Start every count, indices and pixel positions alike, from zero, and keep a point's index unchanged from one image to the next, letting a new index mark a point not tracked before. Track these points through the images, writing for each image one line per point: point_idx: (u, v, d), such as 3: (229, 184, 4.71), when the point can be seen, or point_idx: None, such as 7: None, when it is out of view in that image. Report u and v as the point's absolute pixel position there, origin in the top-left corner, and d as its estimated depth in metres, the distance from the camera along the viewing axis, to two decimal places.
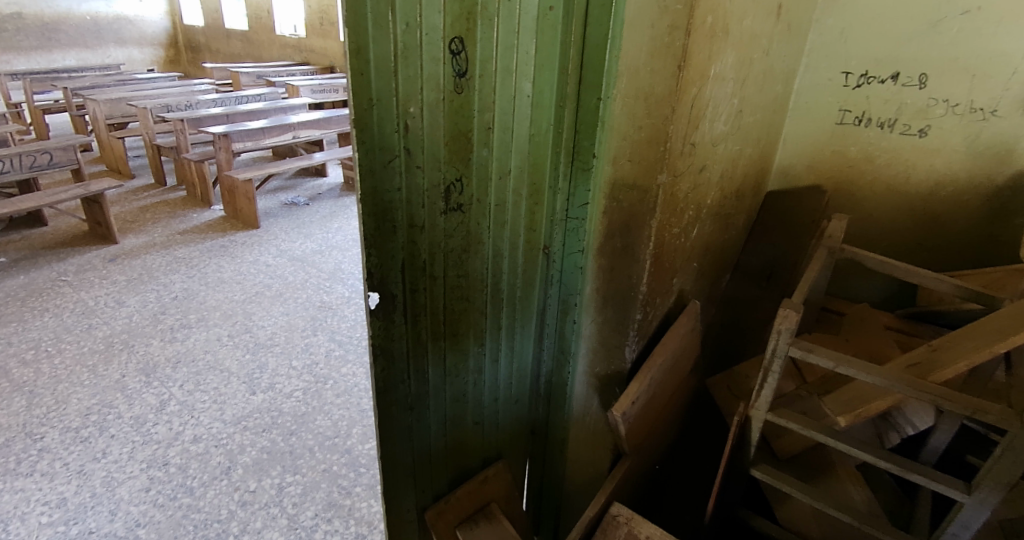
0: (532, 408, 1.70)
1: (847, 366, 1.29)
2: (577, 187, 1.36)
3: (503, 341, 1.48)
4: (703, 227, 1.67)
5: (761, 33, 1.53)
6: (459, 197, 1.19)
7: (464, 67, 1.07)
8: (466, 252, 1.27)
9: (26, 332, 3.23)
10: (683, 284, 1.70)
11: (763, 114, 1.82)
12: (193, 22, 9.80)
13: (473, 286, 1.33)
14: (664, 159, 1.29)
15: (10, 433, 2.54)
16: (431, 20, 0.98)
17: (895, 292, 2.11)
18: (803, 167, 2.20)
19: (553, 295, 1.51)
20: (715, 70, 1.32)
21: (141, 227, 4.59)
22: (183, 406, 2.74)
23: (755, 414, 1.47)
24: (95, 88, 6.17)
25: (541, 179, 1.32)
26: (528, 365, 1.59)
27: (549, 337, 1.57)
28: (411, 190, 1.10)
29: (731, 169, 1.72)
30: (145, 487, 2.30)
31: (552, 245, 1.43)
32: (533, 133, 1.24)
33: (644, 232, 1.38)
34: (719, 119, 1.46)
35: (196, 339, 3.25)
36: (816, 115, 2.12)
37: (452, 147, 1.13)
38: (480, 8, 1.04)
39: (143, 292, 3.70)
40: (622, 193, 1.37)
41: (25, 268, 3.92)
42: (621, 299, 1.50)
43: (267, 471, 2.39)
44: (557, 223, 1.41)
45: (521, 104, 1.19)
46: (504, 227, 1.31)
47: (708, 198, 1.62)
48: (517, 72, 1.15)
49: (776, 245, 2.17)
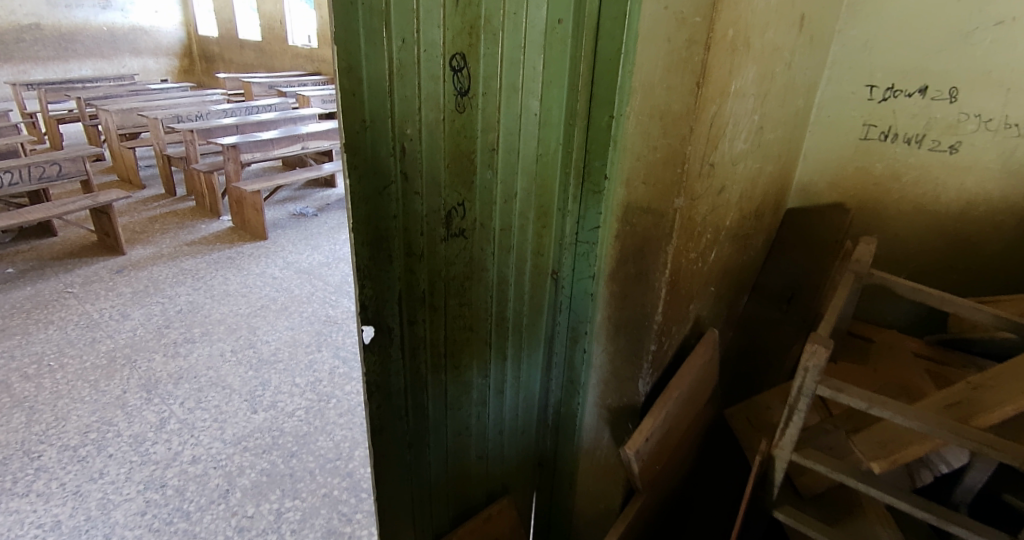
0: (539, 437, 1.61)
1: (882, 408, 1.19)
2: (589, 210, 1.28)
3: (509, 371, 1.40)
4: (722, 249, 1.58)
5: (783, 46, 1.45)
6: (462, 221, 1.12)
7: (466, 84, 0.99)
8: (469, 279, 1.19)
9: (29, 345, 3.20)
10: (700, 311, 1.60)
11: (784, 130, 1.73)
12: (208, 33, 9.88)
13: (477, 316, 1.25)
14: (682, 181, 1.17)
15: (8, 451, 2.49)
16: (430, 36, 0.91)
17: (923, 317, 1.99)
18: (825, 185, 2.10)
19: (562, 322, 1.44)
20: (736, 86, 1.23)
21: (149, 238, 4.57)
22: (184, 424, 2.68)
23: (780, 454, 1.38)
24: (108, 99, 6.21)
25: (550, 201, 1.24)
26: (536, 394, 1.51)
27: (558, 367, 1.50)
28: (409, 215, 1.02)
29: (750, 190, 1.63)
30: (141, 510, 2.23)
31: (560, 270, 1.36)
32: (540, 153, 1.17)
33: (660, 257, 1.26)
34: (739, 137, 1.37)
35: (199, 354, 3.19)
36: (838, 130, 2.03)
37: (454, 169, 1.05)
38: (484, 22, 0.97)
39: (149, 305, 3.66)
40: (635, 216, 1.27)
41: (32, 279, 3.91)
42: (636, 330, 1.38)
43: (266, 495, 2.32)
44: (566, 247, 1.33)
45: (529, 124, 1.11)
46: (509, 253, 1.23)
47: (727, 220, 1.53)
48: (523, 90, 1.07)
49: (797, 263, 2.06)
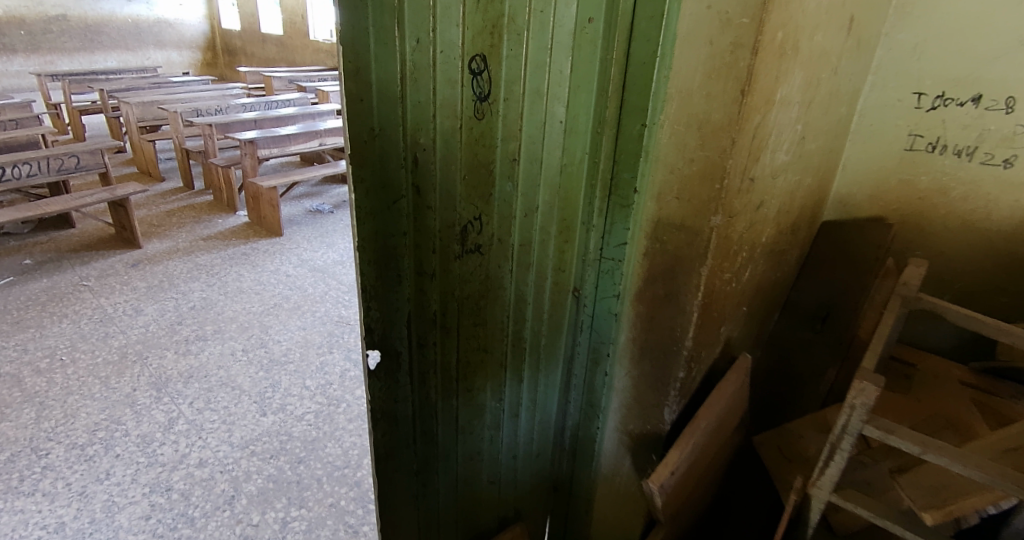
0: (555, 460, 1.50)
1: (936, 454, 1.09)
2: (615, 225, 1.17)
3: (525, 392, 1.30)
4: (756, 267, 1.47)
5: (832, 50, 1.34)
6: (478, 237, 1.03)
7: (486, 89, 0.90)
8: (484, 297, 1.10)
9: (43, 338, 3.19)
10: (730, 333, 1.50)
11: (826, 140, 1.62)
12: (231, 26, 9.90)
13: (492, 336, 1.16)
14: (721, 198, 1.09)
15: (16, 448, 2.46)
16: (447, 35, 0.82)
17: (967, 341, 1.86)
18: (864, 197, 1.97)
19: (581, 343, 1.33)
20: (782, 93, 1.13)
21: (166, 232, 4.56)
22: (192, 425, 2.64)
23: (817, 494, 1.27)
24: (130, 91, 6.23)
25: (573, 214, 1.14)
26: (552, 416, 1.40)
27: (577, 389, 1.38)
28: (421, 231, 0.94)
29: (788, 204, 1.52)
30: (145, 514, 2.19)
31: (582, 287, 1.25)
32: (564, 164, 1.07)
33: (693, 278, 1.19)
34: (782, 147, 1.26)
35: (211, 352, 3.15)
36: (881, 139, 1.89)
37: (470, 181, 0.96)
38: (507, 20, 0.87)
39: (162, 300, 3.63)
40: (667, 234, 1.19)
41: (49, 271, 3.91)
42: (665, 355, 1.31)
43: (272, 504, 2.26)
44: (589, 263, 1.22)
45: (553, 132, 1.02)
46: (528, 269, 1.14)
47: (764, 236, 1.42)
48: (549, 96, 0.98)
49: (830, 281, 1.92)
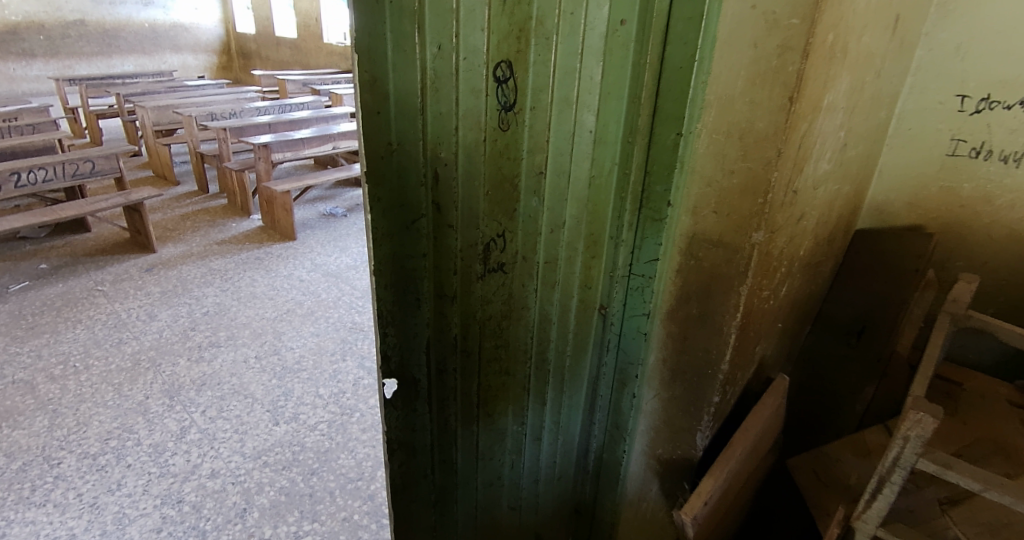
0: (577, 483, 1.41)
1: (999, 493, 1.00)
2: (645, 239, 1.10)
3: (548, 415, 1.23)
4: (794, 282, 1.39)
5: (877, 52, 1.25)
6: (501, 255, 0.96)
7: (512, 97, 0.84)
8: (507, 318, 1.03)
9: (57, 344, 3.18)
10: (764, 352, 1.41)
11: (865, 146, 1.53)
12: (246, 30, 9.91)
13: (515, 358, 1.09)
14: (764, 212, 1.01)
15: (28, 457, 2.44)
16: (471, 40, 0.76)
17: (1012, 359, 1.75)
18: (903, 206, 1.80)
19: (607, 363, 1.24)
20: (829, 99, 1.05)
21: (180, 236, 4.55)
22: (204, 434, 2.60)
23: (861, 528, 1.18)
24: (146, 95, 6.24)
25: (601, 228, 1.07)
26: (575, 438, 1.32)
27: (602, 410, 1.30)
28: (441, 252, 0.87)
29: (827, 214, 1.43)
30: (156, 527, 2.15)
31: (609, 305, 1.17)
32: (593, 176, 1.00)
33: (731, 297, 1.10)
34: (825, 157, 1.18)
35: (223, 359, 3.12)
36: (921, 145, 1.72)
37: (494, 197, 0.90)
38: (535, 23, 0.81)
39: (175, 306, 3.61)
40: (701, 250, 1.11)
41: (64, 275, 3.91)
42: (698, 377, 1.22)
43: (284, 517, 2.21)
44: (617, 279, 1.14)
45: (584, 142, 0.95)
46: (553, 289, 1.07)
47: (802, 250, 1.33)
48: (578, 103, 0.91)
49: (870, 294, 1.78)
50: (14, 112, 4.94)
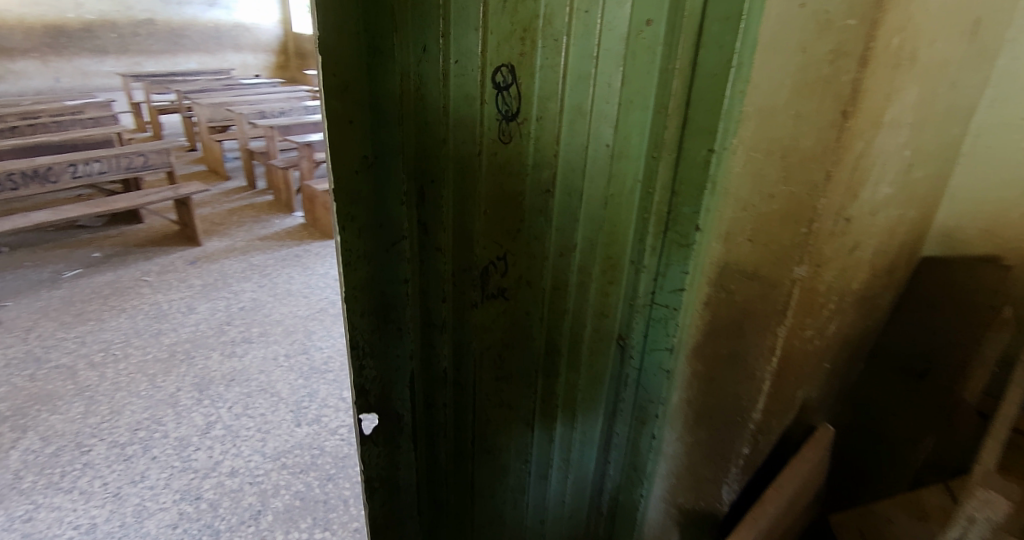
0: (590, 521, 1.16)
1: None
2: (671, 266, 0.87)
3: (555, 451, 1.08)
4: (844, 318, 1.23)
5: (952, 60, 1.08)
6: (502, 279, 0.89)
7: (514, 105, 0.76)
8: (509, 347, 0.95)
9: (101, 332, 3.28)
10: (807, 396, 1.26)
11: (935, 166, 1.35)
12: (304, 30, 10.11)
13: (518, 390, 1.00)
14: (808, 244, 0.90)
15: (61, 442, 2.50)
16: (463, 41, 0.72)
17: None
18: (977, 233, 1.56)
19: (626, 399, 1.01)
20: (892, 114, 0.90)
21: (225, 231, 4.66)
22: (229, 431, 2.61)
23: None
24: (204, 92, 6.45)
25: (622, 250, 0.88)
26: (588, 476, 1.11)
27: (618, 449, 1.06)
28: (428, 273, 0.88)
29: (887, 242, 1.26)
30: (173, 523, 2.15)
31: (629, 335, 0.95)
32: (609, 195, 0.83)
33: (766, 339, 0.99)
34: (884, 179, 1.02)
35: (254, 356, 3.15)
36: (1000, 167, 1.51)
37: (494, 216, 0.83)
38: (542, 23, 0.72)
39: (214, 299, 3.68)
40: (734, 281, 0.97)
41: (115, 265, 4.05)
42: (725, 423, 1.09)
43: (297, 523, 2.18)
44: (637, 309, 0.92)
45: (597, 159, 0.81)
46: (561, 318, 0.94)
47: (855, 282, 1.18)
48: (593, 113, 0.78)
49: (923, 323, 1.59)
50: (81, 106, 5.18)
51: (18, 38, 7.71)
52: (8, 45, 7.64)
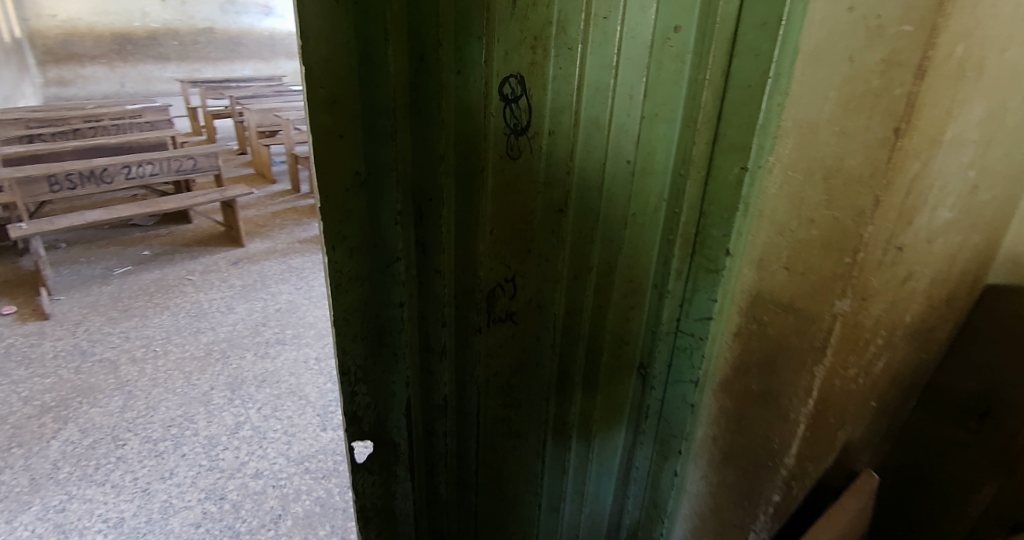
0: None
1: None
2: (698, 292, 0.81)
3: (569, 484, 1.02)
4: (895, 355, 1.13)
5: None
6: (510, 303, 0.84)
7: (523, 118, 0.71)
8: (518, 376, 0.90)
9: (144, 328, 3.39)
10: (850, 436, 1.15)
11: (1004, 188, 1.22)
12: None
13: (528, 422, 0.95)
14: (852, 275, 0.78)
15: (98, 435, 2.58)
16: (466, 52, 0.68)
17: None
18: None
19: (645, 433, 0.94)
20: (954, 131, 0.80)
21: (268, 233, 4.77)
22: (256, 432, 2.64)
23: None
24: (255, 98, 6.67)
25: (643, 273, 0.82)
26: (605, 510, 1.05)
27: (637, 482, 0.99)
28: (426, 299, 0.82)
29: (947, 270, 1.15)
30: (196, 522, 2.17)
31: (650, 365, 0.89)
32: (632, 213, 0.78)
33: (801, 379, 0.88)
34: (945, 203, 0.92)
35: (286, 358, 3.19)
36: None
37: (501, 235, 0.79)
38: (556, 30, 0.67)
39: (252, 300, 3.76)
40: (767, 313, 0.89)
41: (162, 263, 4.20)
42: (754, 467, 0.98)
43: (315, 530, 2.17)
44: (660, 337, 0.86)
45: (618, 176, 0.75)
46: (575, 343, 0.87)
47: (909, 314, 1.07)
48: (613, 127, 0.72)
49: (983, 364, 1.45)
50: (139, 109, 5.41)
51: (89, 45, 8.17)
52: (79, 51, 8.10)
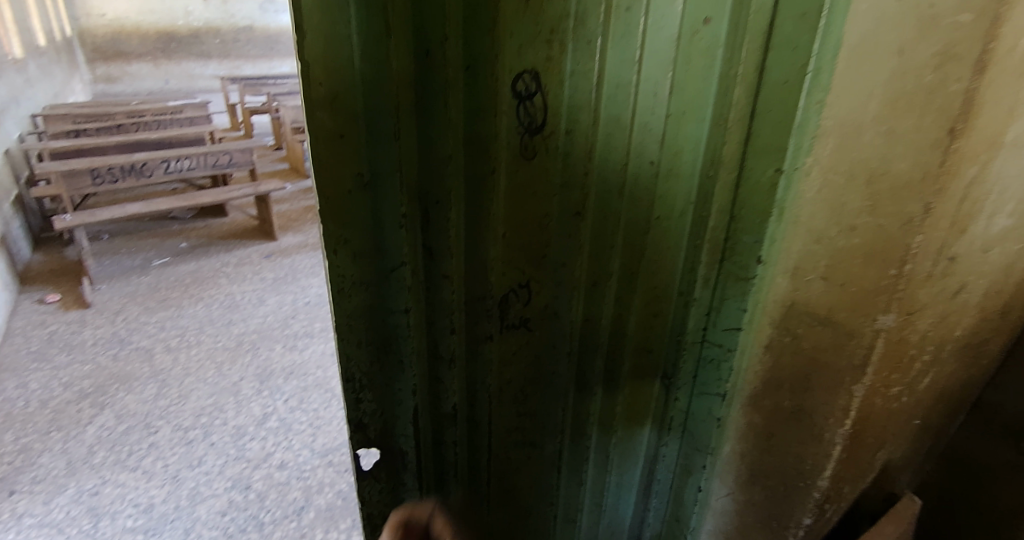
0: None
1: None
2: (727, 302, 0.85)
3: (587, 495, 1.01)
4: (942, 370, 1.04)
5: None
6: (524, 309, 0.79)
7: (537, 116, 0.66)
8: (532, 384, 0.86)
9: (178, 318, 3.48)
10: (891, 457, 1.07)
11: None
12: None
13: (542, 433, 0.91)
14: (897, 289, 0.73)
15: (133, 421, 2.66)
16: (475, 45, 0.61)
17: None
18: None
19: (669, 445, 0.99)
20: (1018, 132, 0.72)
21: (300, 226, 4.85)
22: (282, 424, 2.67)
23: None
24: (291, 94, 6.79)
25: (669, 283, 0.84)
26: (624, 523, 1.07)
27: (658, 497, 1.05)
28: (434, 306, 0.74)
29: (1002, 281, 1.05)
30: (222, 510, 2.21)
31: (675, 375, 0.93)
32: (655, 216, 0.78)
33: (840, 399, 0.82)
34: (1004, 210, 0.84)
35: (314, 350, 3.23)
36: None
37: (516, 235, 0.73)
38: (574, 22, 0.62)
39: (283, 293, 3.82)
40: (801, 326, 0.82)
41: (198, 255, 4.30)
42: (785, 489, 0.93)
43: (336, 523, 2.18)
44: (686, 347, 0.90)
45: (641, 175, 0.74)
46: (592, 352, 0.86)
47: (959, 328, 0.99)
48: (635, 126, 0.70)
49: None
50: (180, 105, 5.56)
51: (134, 43, 8.44)
52: (125, 49, 8.39)
